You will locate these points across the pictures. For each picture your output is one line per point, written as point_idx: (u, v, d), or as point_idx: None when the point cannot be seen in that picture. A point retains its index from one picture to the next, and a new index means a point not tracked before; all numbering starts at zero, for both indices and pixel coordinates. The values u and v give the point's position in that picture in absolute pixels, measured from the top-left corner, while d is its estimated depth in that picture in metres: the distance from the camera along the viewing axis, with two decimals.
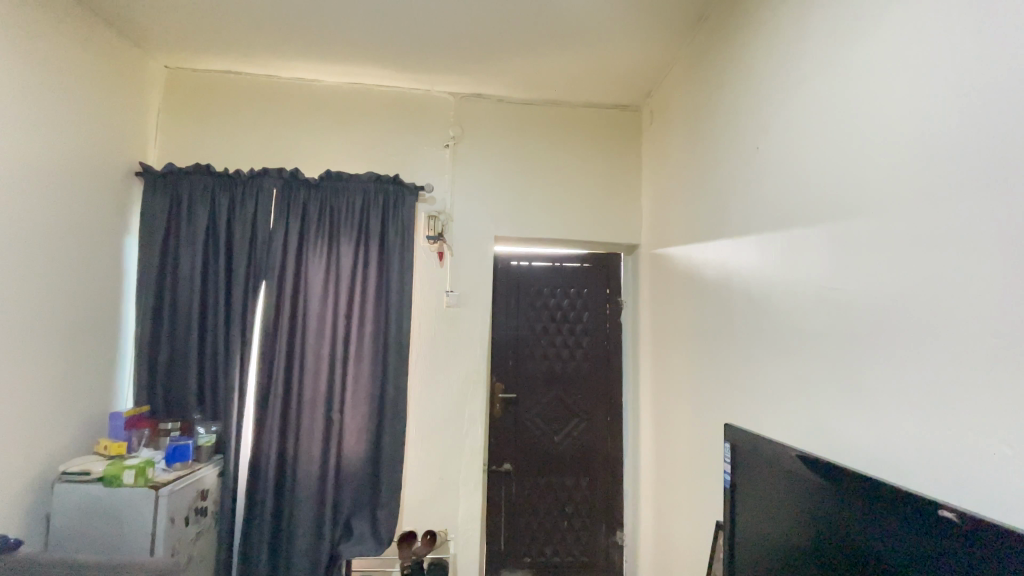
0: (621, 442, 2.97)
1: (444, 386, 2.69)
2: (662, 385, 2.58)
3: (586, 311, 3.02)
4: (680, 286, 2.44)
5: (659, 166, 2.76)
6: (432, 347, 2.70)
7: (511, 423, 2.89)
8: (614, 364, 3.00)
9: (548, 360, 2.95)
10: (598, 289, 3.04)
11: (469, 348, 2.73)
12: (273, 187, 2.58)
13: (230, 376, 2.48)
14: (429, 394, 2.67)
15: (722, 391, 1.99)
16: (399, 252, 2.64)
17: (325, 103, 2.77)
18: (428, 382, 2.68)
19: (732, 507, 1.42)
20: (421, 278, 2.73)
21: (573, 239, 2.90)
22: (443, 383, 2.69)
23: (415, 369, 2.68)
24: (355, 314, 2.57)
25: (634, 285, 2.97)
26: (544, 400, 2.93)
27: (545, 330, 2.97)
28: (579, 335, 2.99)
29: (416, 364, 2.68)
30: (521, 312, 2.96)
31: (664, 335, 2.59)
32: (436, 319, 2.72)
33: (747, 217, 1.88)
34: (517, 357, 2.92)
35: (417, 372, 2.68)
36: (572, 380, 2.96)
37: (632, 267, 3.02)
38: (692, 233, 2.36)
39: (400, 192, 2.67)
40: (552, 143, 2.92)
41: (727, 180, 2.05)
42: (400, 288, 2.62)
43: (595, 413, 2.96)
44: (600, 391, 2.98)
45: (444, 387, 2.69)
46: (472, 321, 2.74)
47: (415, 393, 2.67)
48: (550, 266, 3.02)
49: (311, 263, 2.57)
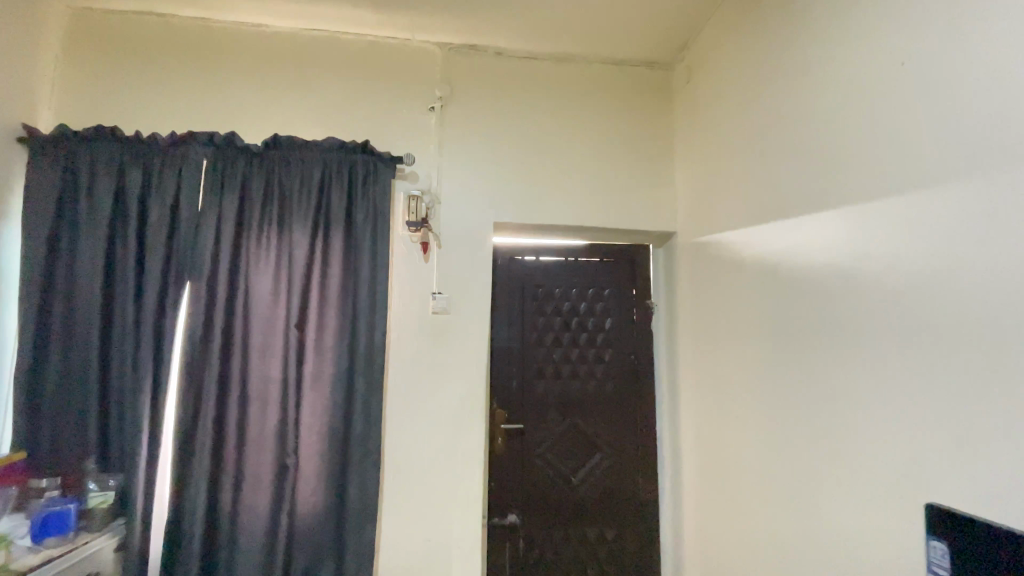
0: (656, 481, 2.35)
1: (429, 418, 2.04)
2: (713, 413, 1.98)
3: (608, 316, 2.39)
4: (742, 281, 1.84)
5: (702, 135, 2.18)
6: (413, 367, 2.05)
7: (518, 461, 2.24)
8: (643, 384, 2.38)
9: (564, 381, 2.30)
10: (620, 291, 2.42)
11: (461, 370, 2.09)
12: (205, 157, 1.95)
13: (139, 411, 1.82)
14: (408, 431, 2.02)
15: (829, 429, 1.37)
16: (370, 244, 1.99)
17: (275, 56, 2.16)
18: (408, 414, 2.03)
19: (972, 539, 0.84)
20: (397, 277, 2.08)
21: (593, 227, 2.30)
22: (429, 416, 2.04)
23: (390, 396, 2.03)
24: (311, 324, 1.92)
25: (671, 284, 2.35)
26: (558, 432, 2.28)
27: (560, 342, 2.32)
28: (602, 348, 2.36)
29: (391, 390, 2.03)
30: (528, 321, 2.32)
31: (714, 348, 1.99)
32: (420, 330, 2.07)
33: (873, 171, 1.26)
34: (523, 378, 2.27)
35: (393, 402, 2.02)
36: (593, 405, 2.31)
37: (665, 262, 2.41)
38: (757, 213, 1.77)
39: (370, 164, 2.00)
40: (564, 108, 2.33)
41: (827, 133, 1.45)
42: (372, 291, 1.98)
43: (622, 446, 2.32)
44: (627, 418, 2.34)
45: (431, 421, 2.04)
46: (465, 333, 2.11)
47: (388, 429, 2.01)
48: (561, 261, 2.38)
49: (251, 257, 1.92)
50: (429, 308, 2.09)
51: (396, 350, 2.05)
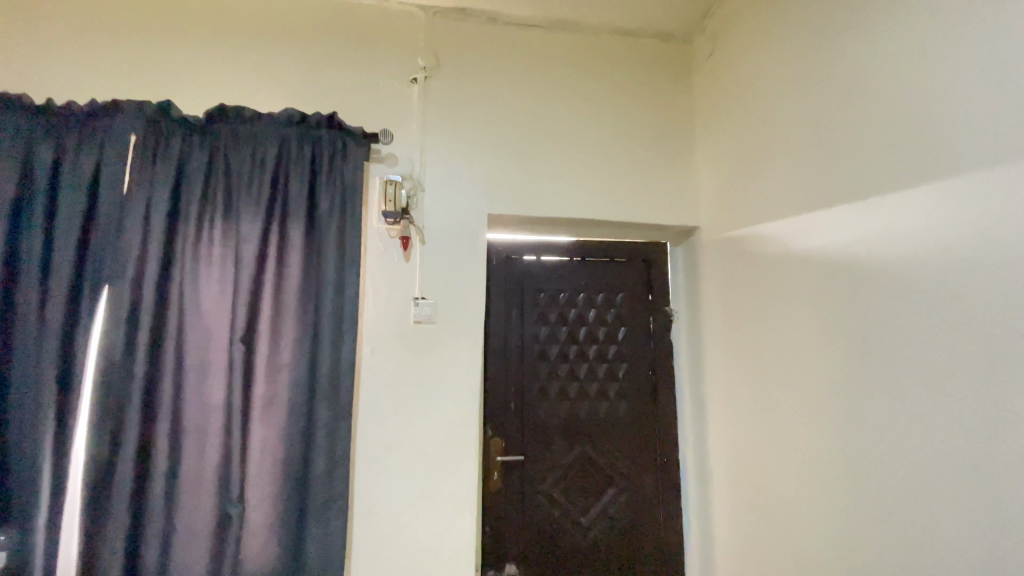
0: (681, 523, 1.96)
1: (409, 453, 1.66)
2: (753, 445, 1.62)
3: (621, 326, 2.02)
4: (793, 281, 1.47)
5: (732, 112, 1.83)
6: (389, 391, 1.67)
7: (517, 500, 1.84)
8: (665, 407, 2.00)
9: (572, 404, 1.92)
10: (635, 296, 2.05)
11: (449, 393, 1.70)
12: (131, 133, 1.57)
13: (40, 447, 1.43)
14: (383, 470, 1.63)
15: (949, 484, 1.00)
16: (337, 239, 1.62)
17: (221, 13, 1.75)
18: (382, 449, 1.64)
19: None
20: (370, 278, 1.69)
21: (606, 222, 1.93)
22: (409, 451, 1.66)
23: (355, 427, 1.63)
24: (262, 336, 1.55)
25: (695, 288, 1.99)
26: (565, 466, 1.90)
27: (565, 358, 1.95)
28: (616, 364, 1.99)
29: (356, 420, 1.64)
30: (528, 332, 1.94)
31: (755, 366, 1.63)
32: (398, 346, 1.69)
33: (1017, 132, 0.91)
34: (523, 401, 1.89)
35: (363, 434, 1.63)
36: (606, 432, 1.94)
37: (686, 263, 2.06)
38: (812, 198, 1.41)
39: (337, 142, 1.64)
40: (571, 84, 1.98)
41: (922, 89, 1.09)
42: (339, 295, 1.61)
43: (641, 479, 1.95)
44: (645, 447, 1.97)
45: (412, 456, 1.66)
46: (453, 348, 1.73)
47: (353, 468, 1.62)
48: (566, 261, 2.02)
49: (187, 253, 1.54)
50: (410, 318, 1.70)
51: (368, 370, 1.66)
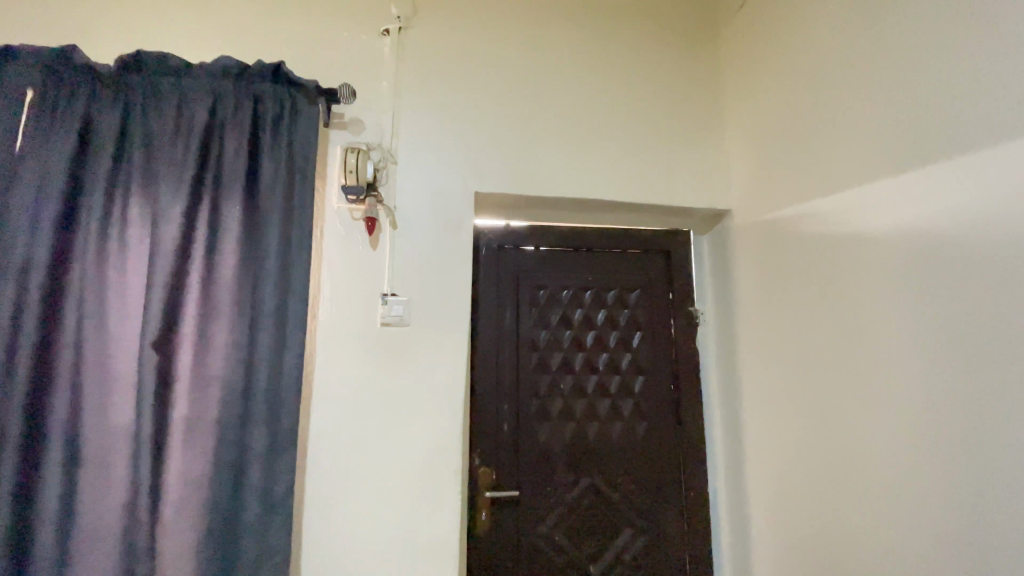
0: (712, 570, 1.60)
1: (372, 491, 1.31)
2: (810, 481, 1.27)
3: (637, 331, 1.66)
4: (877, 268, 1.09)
5: (773, 68, 1.49)
6: (348, 413, 1.32)
7: (511, 544, 1.49)
8: (692, 429, 1.64)
9: (578, 424, 1.58)
10: (654, 295, 1.69)
11: (425, 414, 1.35)
12: (29, 88, 1.25)
13: None
14: (339, 513, 1.29)
15: None
16: (280, 218, 1.28)
17: None
18: (338, 485, 1.29)
19: None
20: (328, 270, 1.36)
21: (619, 204, 1.59)
22: (372, 489, 1.31)
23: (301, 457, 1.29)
24: (186, 340, 1.22)
25: (728, 284, 1.63)
26: (570, 500, 1.55)
27: (570, 370, 1.60)
28: (631, 377, 1.63)
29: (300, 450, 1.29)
30: (524, 339, 1.58)
31: (807, 380, 1.29)
32: (360, 355, 1.34)
33: None
34: (519, 421, 1.54)
35: (314, 466, 1.29)
36: (620, 458, 1.59)
37: (714, 255, 1.71)
38: (890, 159, 1.08)
39: (286, 99, 1.32)
40: (577, 42, 1.65)
41: None
42: (282, 290, 1.26)
43: (663, 517, 1.60)
44: (668, 478, 1.61)
45: (376, 495, 1.31)
46: (428, 357, 1.38)
47: (299, 510, 1.28)
48: (569, 252, 1.66)
49: (93, 236, 1.22)
50: (377, 321, 1.37)
51: (323, 385, 1.32)
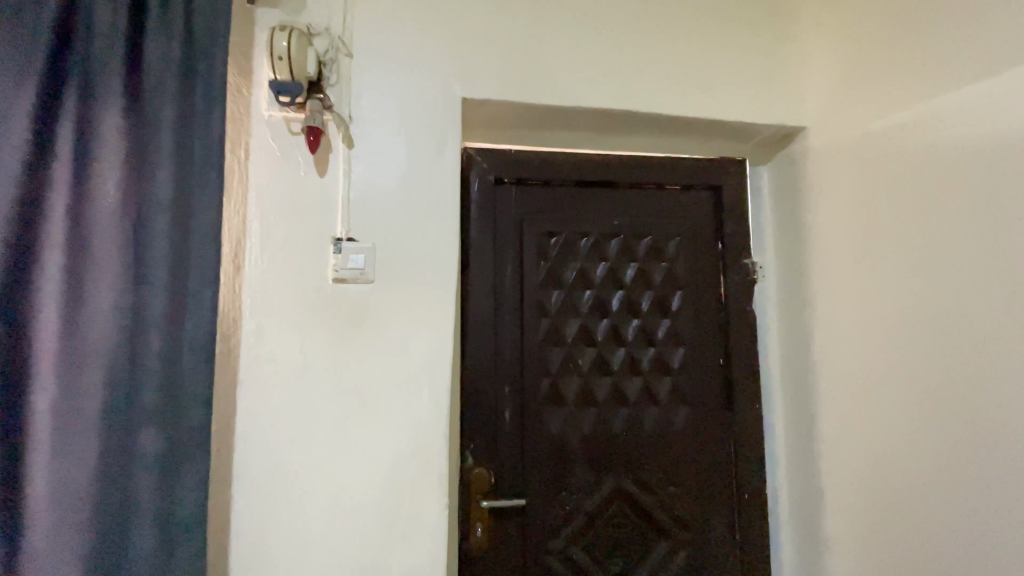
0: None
1: (323, 508, 0.94)
2: (935, 489, 0.93)
3: (678, 289, 1.27)
4: None
5: None
6: (286, 402, 0.95)
7: (516, 565, 1.14)
8: (744, 415, 1.27)
9: (598, 412, 1.21)
10: (699, 245, 1.30)
11: (395, 404, 0.98)
12: None
13: None
14: (277, 539, 0.93)
15: None
16: (175, 122, 0.88)
17: None
18: (274, 500, 0.93)
19: None
20: (256, 204, 0.97)
21: (659, 120, 1.18)
22: (323, 504, 0.95)
23: (216, 465, 0.92)
24: (43, 296, 0.80)
25: (801, 228, 1.24)
26: (590, 508, 1.19)
27: (590, 343, 1.22)
28: (668, 350, 1.25)
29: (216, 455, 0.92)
30: (530, 302, 1.19)
31: (949, 347, 0.91)
32: (302, 322, 0.96)
33: None
34: (525, 408, 1.17)
35: (239, 477, 0.92)
36: (654, 452, 1.23)
37: (780, 192, 1.31)
38: None
39: None
40: None
41: None
42: (186, 226, 0.87)
43: (712, 525, 1.24)
44: (714, 477, 1.26)
45: (330, 512, 0.95)
46: (399, 326, 0.99)
47: (216, 537, 0.91)
48: (591, 185, 1.26)
49: None
50: (327, 276, 0.98)
51: (251, 364, 0.94)
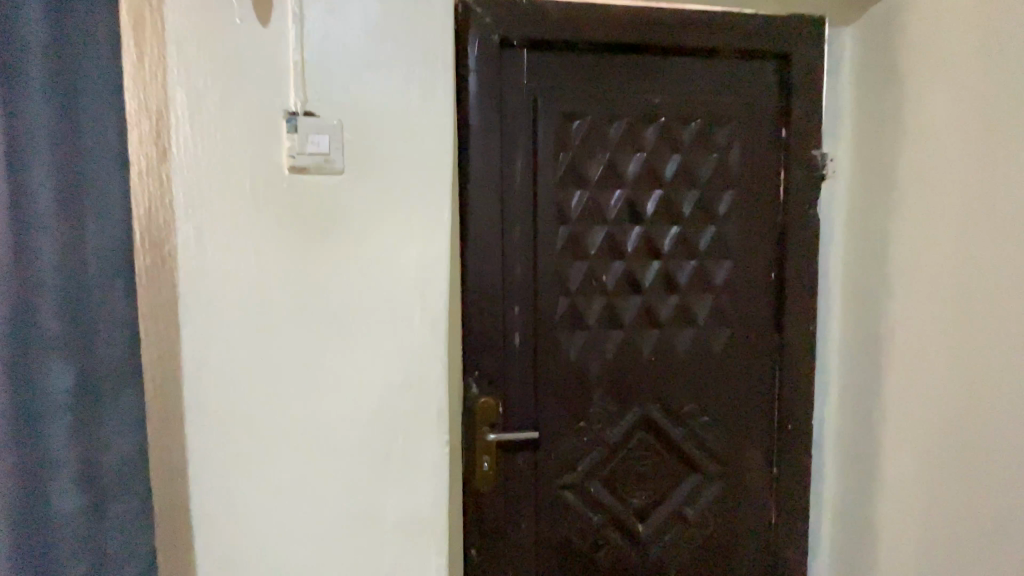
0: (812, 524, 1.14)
1: (297, 449, 0.78)
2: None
3: (728, 188, 1.03)
4: None
5: None
6: (241, 327, 0.75)
7: (525, 503, 1.00)
8: (798, 339, 1.07)
9: (624, 337, 1.00)
10: (757, 132, 1.03)
11: (378, 328, 0.78)
12: None
13: None
14: (243, 482, 0.77)
15: None
16: None
17: None
18: (235, 441, 0.77)
19: None
20: (181, 68, 0.72)
21: None
22: (297, 444, 0.78)
23: (159, 400, 0.75)
24: None
25: (897, 112, 0.98)
26: (610, 441, 1.03)
27: (618, 256, 0.98)
28: (710, 264, 1.03)
29: (155, 389, 0.74)
30: (547, 204, 0.95)
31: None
32: (254, 227, 0.74)
33: None
34: (539, 331, 0.97)
35: (191, 415, 0.75)
36: (691, 379, 1.04)
37: (869, 61, 1.02)
38: None
39: None
40: None
41: None
42: (76, 87, 0.62)
43: (750, 458, 1.10)
44: (754, 408, 1.08)
45: (306, 453, 0.79)
46: (381, 230, 0.77)
47: (169, 482, 0.76)
48: (632, 51, 0.97)
49: None
50: (283, 165, 0.74)
51: (191, 280, 0.73)
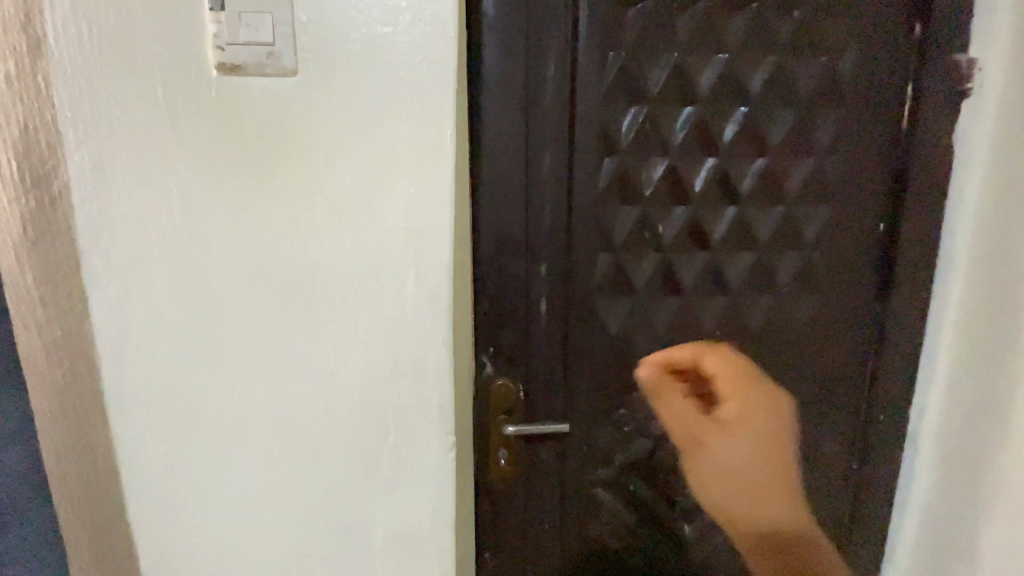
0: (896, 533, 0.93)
1: (257, 450, 0.60)
2: None
3: (835, 107, 0.75)
4: None
5: None
6: (171, 296, 0.55)
7: (549, 502, 0.82)
8: (904, 311, 0.82)
9: (682, 306, 0.78)
10: (881, 27, 0.74)
11: (355, 296, 0.57)
12: None
13: None
14: (193, 489, 0.60)
15: None
16: None
17: None
18: (178, 439, 0.59)
19: None
20: None
21: None
22: (257, 445, 0.60)
23: (71, 397, 0.55)
24: None
25: None
26: (656, 431, 0.83)
27: (680, 200, 0.74)
28: (802, 211, 0.77)
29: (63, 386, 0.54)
30: (587, 126, 0.70)
31: None
32: (174, 155, 0.52)
33: None
34: (574, 298, 0.75)
35: (117, 407, 0.57)
36: (762, 359, 0.82)
37: None
38: None
39: None
40: None
41: None
42: None
43: (829, 453, 0.89)
44: (840, 394, 0.86)
45: (270, 456, 0.61)
46: (354, 159, 0.54)
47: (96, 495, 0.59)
48: None
49: None
50: (209, 62, 0.51)
51: (99, 229, 0.53)
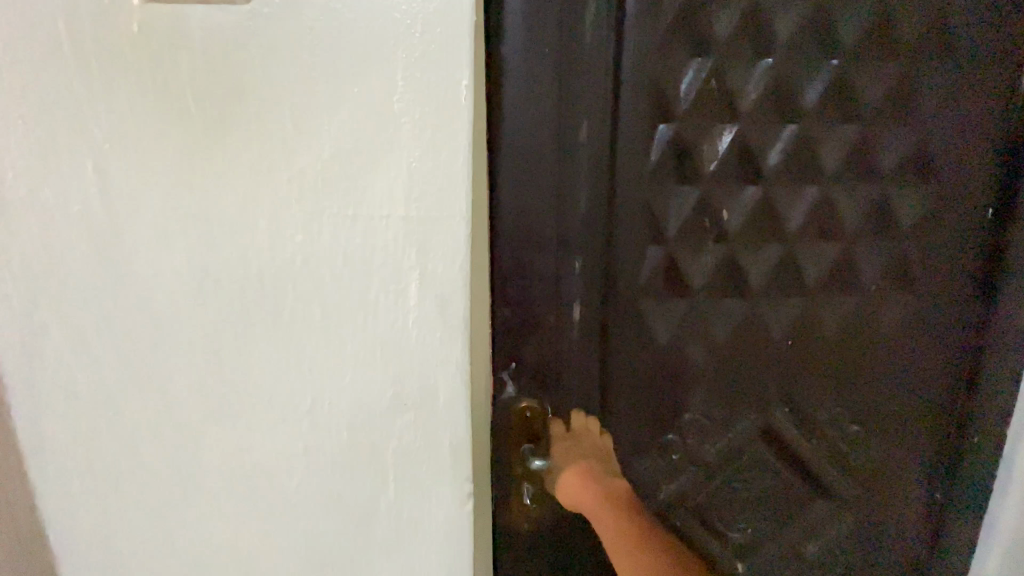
0: None
1: (218, 502, 0.47)
2: None
3: (950, 59, 0.59)
4: None
5: None
6: (95, 306, 0.42)
7: (580, 543, 0.68)
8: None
9: (745, 310, 0.64)
10: None
11: (340, 305, 0.43)
12: None
13: None
14: (140, 547, 0.47)
15: None
16: None
17: None
18: (116, 488, 0.46)
19: None
20: None
21: None
22: (218, 496, 0.47)
23: None
24: None
25: None
26: (709, 458, 0.69)
27: (748, 179, 0.60)
28: (897, 192, 0.62)
29: None
30: (637, 85, 0.55)
31: None
32: (88, 114, 0.38)
33: None
34: (615, 302, 0.61)
35: (36, 448, 0.44)
36: (839, 373, 0.68)
37: None
38: None
39: None
40: None
41: None
42: None
43: (912, 482, 0.75)
44: (933, 415, 0.71)
45: (237, 511, 0.47)
46: (335, 120, 0.40)
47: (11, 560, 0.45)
48: None
49: None
50: None
51: None
